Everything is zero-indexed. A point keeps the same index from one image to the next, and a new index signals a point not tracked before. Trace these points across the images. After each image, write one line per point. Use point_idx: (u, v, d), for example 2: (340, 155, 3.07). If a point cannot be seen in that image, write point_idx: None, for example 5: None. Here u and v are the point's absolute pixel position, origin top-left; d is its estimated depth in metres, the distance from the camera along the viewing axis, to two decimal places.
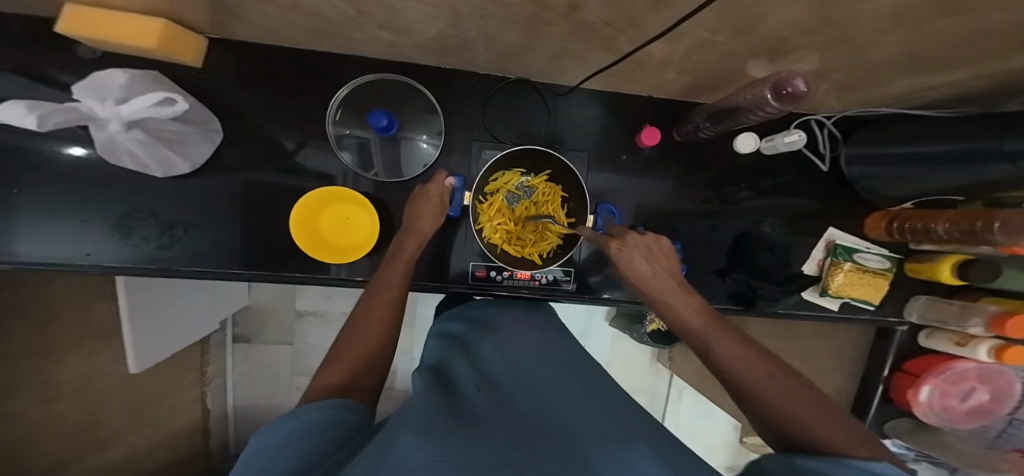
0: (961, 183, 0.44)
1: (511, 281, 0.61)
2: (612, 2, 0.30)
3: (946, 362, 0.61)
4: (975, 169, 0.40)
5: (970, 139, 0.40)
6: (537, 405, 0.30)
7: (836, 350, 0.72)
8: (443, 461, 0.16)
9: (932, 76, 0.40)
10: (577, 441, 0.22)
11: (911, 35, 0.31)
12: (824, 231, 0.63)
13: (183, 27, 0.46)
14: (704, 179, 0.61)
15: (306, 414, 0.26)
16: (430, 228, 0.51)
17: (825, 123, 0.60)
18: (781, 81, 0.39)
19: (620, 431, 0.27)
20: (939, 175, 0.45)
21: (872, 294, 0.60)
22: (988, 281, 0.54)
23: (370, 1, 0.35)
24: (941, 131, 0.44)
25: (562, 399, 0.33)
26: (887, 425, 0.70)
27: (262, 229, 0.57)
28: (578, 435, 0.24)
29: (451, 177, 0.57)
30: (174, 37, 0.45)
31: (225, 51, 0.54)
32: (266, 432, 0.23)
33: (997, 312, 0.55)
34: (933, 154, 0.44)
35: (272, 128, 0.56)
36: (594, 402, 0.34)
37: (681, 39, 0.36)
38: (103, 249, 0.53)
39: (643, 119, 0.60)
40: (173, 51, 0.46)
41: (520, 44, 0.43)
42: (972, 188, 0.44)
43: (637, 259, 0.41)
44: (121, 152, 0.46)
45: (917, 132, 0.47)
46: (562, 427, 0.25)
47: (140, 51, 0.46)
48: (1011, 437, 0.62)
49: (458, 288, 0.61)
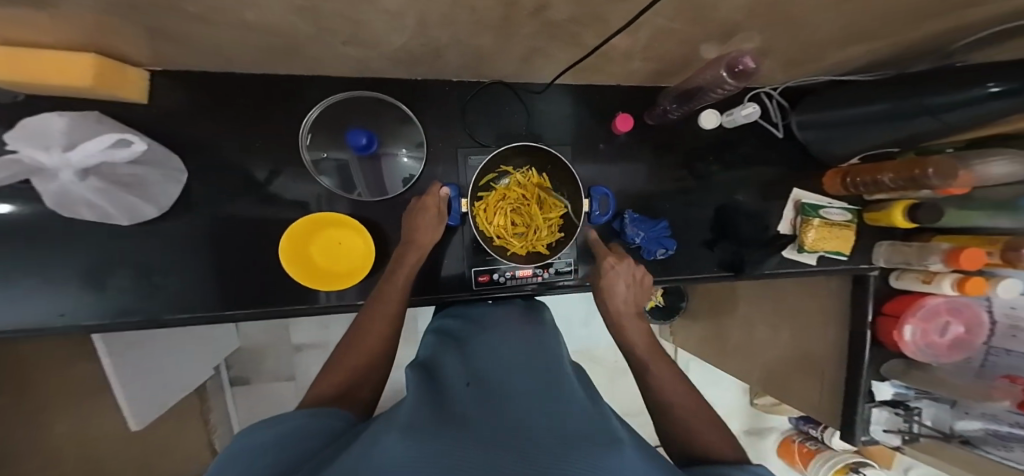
0: (897, 136, 0.50)
1: (514, 281, 0.61)
2: (577, 0, 0.32)
3: (919, 300, 0.66)
4: (902, 118, 0.46)
5: (897, 99, 0.46)
6: (519, 398, 0.32)
7: (824, 303, 0.77)
8: (423, 454, 0.17)
9: (855, 43, 0.45)
10: (553, 431, 0.25)
11: (834, 13, 0.36)
12: (790, 193, 0.67)
13: (116, 61, 0.45)
14: (676, 158, 0.64)
15: (283, 422, 0.27)
16: (431, 239, 0.51)
17: (773, 94, 0.66)
18: (732, 59, 0.44)
19: (605, 429, 0.27)
20: (879, 132, 0.51)
21: (842, 246, 0.64)
22: (933, 222, 0.59)
23: (333, 15, 0.36)
24: (875, 91, 0.49)
25: (544, 393, 0.34)
26: (883, 368, 0.73)
27: (243, 266, 0.54)
28: (554, 432, 0.25)
29: (446, 186, 0.57)
30: (108, 70, 0.43)
31: (179, 84, 0.52)
32: (247, 432, 0.25)
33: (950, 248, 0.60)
34: (874, 113, 0.49)
35: (243, 159, 0.55)
36: (578, 398, 0.35)
37: (641, 30, 0.40)
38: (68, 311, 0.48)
39: (611, 108, 0.63)
40: (110, 87, 0.44)
41: (490, 48, 0.45)
42: (907, 139, 0.49)
43: (620, 282, 0.52)
44: (78, 202, 0.42)
45: (853, 96, 0.53)
46: (537, 414, 0.28)
47: (78, 93, 0.44)
48: (996, 364, 0.65)
49: (461, 295, 0.60)
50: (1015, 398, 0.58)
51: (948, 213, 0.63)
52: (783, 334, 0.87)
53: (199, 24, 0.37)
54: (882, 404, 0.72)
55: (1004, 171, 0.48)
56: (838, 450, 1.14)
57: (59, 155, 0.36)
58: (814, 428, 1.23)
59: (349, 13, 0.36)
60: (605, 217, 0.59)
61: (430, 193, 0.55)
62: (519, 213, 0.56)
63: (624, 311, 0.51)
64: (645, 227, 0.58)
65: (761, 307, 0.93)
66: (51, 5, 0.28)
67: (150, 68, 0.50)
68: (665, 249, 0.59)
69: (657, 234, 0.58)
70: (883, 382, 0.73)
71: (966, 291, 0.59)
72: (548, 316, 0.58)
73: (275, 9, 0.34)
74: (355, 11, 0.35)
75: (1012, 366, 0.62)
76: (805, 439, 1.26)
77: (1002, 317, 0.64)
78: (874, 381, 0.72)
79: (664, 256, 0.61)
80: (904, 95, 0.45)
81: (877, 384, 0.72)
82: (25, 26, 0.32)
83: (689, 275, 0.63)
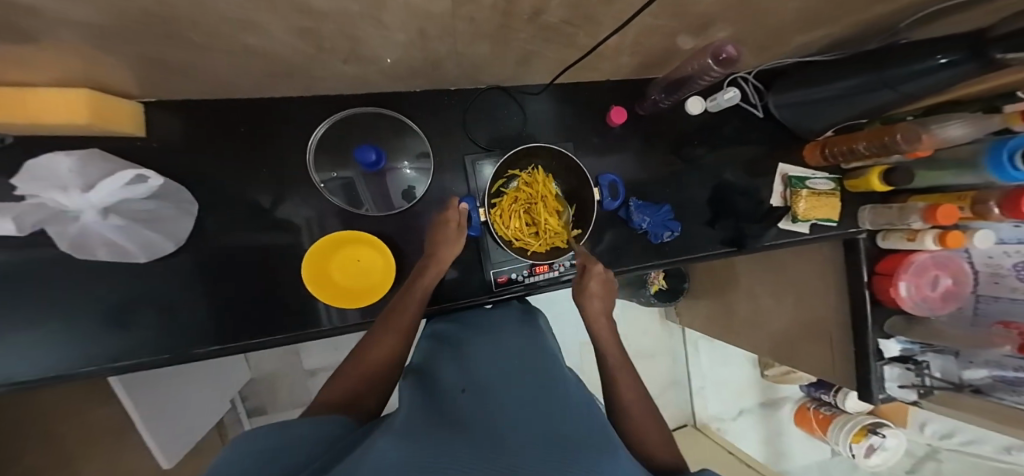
0: (877, 104, 0.54)
1: (533, 279, 0.63)
2: (571, 3, 0.35)
3: (908, 257, 0.70)
4: (880, 87, 0.51)
5: (871, 72, 0.50)
6: (510, 407, 0.34)
7: (822, 268, 0.80)
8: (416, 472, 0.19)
9: (818, 25, 0.50)
10: (546, 438, 0.28)
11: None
12: (777, 168, 0.71)
13: (107, 94, 0.44)
14: (667, 144, 0.68)
15: (287, 430, 0.29)
16: (453, 252, 0.53)
17: (749, 78, 0.70)
18: (716, 48, 0.48)
19: (588, 433, 0.30)
20: (859, 103, 0.55)
21: (831, 212, 0.68)
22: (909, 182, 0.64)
23: (333, 35, 0.38)
24: (848, 67, 0.53)
25: (534, 399, 0.36)
26: (886, 325, 0.76)
27: (258, 293, 0.55)
28: (539, 441, 0.27)
29: (463, 200, 0.60)
30: (99, 104, 0.42)
31: (174, 114, 0.52)
32: (252, 437, 0.28)
33: (925, 206, 0.64)
34: (851, 86, 0.54)
35: (249, 185, 0.55)
36: (567, 400, 0.38)
37: (629, 27, 0.43)
38: (83, 355, 0.47)
39: (602, 103, 0.66)
40: (104, 121, 0.43)
41: (488, 54, 0.48)
42: (886, 106, 0.54)
43: (593, 285, 0.53)
44: (95, 242, 0.45)
45: (826, 74, 0.57)
46: (531, 420, 0.31)
47: (72, 130, 0.43)
48: (987, 311, 0.68)
49: (483, 298, 0.62)
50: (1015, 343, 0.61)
51: (919, 174, 0.67)
52: (785, 302, 0.90)
53: (201, 52, 0.37)
54: (891, 362, 0.75)
55: (958, 134, 0.54)
56: (852, 413, 1.20)
57: (81, 198, 0.40)
58: (826, 394, 1.27)
59: (349, 31, 0.37)
60: (615, 202, 0.63)
61: (450, 206, 0.56)
62: (531, 214, 0.61)
63: (597, 311, 0.53)
64: (650, 212, 0.62)
65: (762, 278, 0.96)
66: (66, 44, 0.29)
67: (144, 99, 0.50)
68: (671, 231, 0.63)
69: (661, 218, 0.62)
70: (889, 339, 0.76)
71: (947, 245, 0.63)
72: (543, 322, 0.59)
73: (276, 34, 0.35)
74: (355, 30, 0.37)
75: (1004, 311, 0.66)
76: (820, 405, 1.30)
77: (982, 266, 0.69)
78: (881, 340, 0.75)
79: (671, 237, 0.64)
80: (879, 67, 0.49)
81: (884, 342, 0.75)
82: (32, 69, 0.32)
83: (695, 254, 0.66)
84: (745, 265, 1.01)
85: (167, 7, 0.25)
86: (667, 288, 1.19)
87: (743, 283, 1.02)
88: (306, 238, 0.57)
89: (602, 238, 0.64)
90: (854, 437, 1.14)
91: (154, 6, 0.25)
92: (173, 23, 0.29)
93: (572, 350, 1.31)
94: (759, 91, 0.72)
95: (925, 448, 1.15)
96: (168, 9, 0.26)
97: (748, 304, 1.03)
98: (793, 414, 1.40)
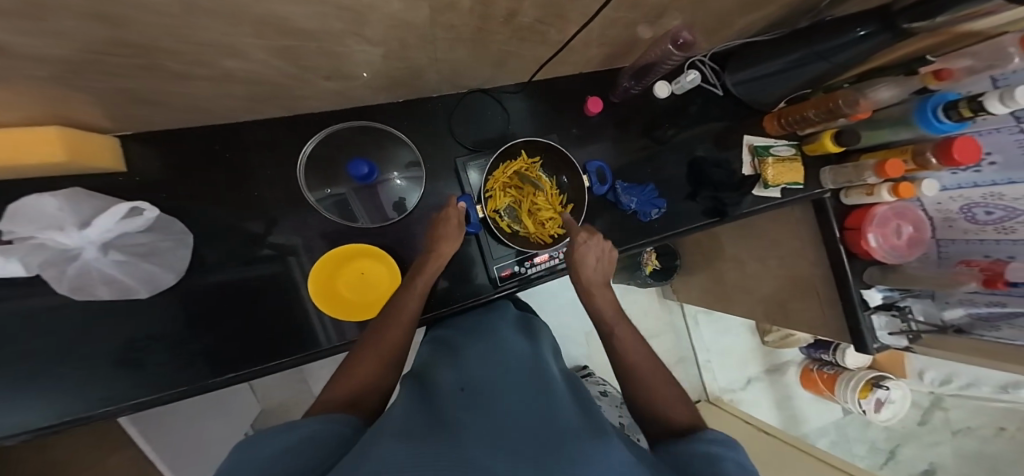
0: (818, 73, 0.60)
1: (535, 270, 0.64)
2: (540, 3, 0.39)
3: (870, 211, 0.75)
4: (817, 59, 0.57)
5: (810, 46, 0.57)
6: (506, 406, 0.35)
7: (796, 229, 0.86)
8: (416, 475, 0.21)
9: (755, 6, 0.56)
10: (540, 436, 0.29)
11: None
12: (743, 139, 0.76)
13: (80, 128, 0.42)
14: (641, 128, 0.72)
15: (296, 431, 0.31)
16: (450, 248, 0.54)
17: (706, 61, 0.75)
18: (674, 34, 0.54)
19: (579, 428, 0.32)
20: (803, 75, 0.61)
21: (797, 176, 0.74)
22: (856, 143, 0.70)
23: (318, 54, 0.39)
24: (789, 45, 0.60)
25: (529, 397, 0.38)
26: (866, 276, 0.79)
27: (260, 318, 0.54)
28: (534, 441, 0.29)
29: (461, 199, 0.61)
30: (73, 138, 0.40)
31: (151, 146, 0.51)
32: (257, 439, 0.29)
33: (876, 163, 0.69)
34: (793, 60, 0.60)
35: (238, 209, 0.54)
36: (561, 395, 0.39)
37: (594, 20, 0.47)
38: (69, 407, 0.44)
39: (576, 96, 0.70)
40: (82, 157, 0.41)
41: (466, 58, 0.51)
42: (826, 74, 0.60)
43: (592, 257, 0.57)
44: (95, 280, 0.44)
45: (772, 52, 0.63)
46: (523, 414, 0.34)
47: (49, 168, 0.41)
48: (950, 253, 0.74)
49: (490, 295, 0.63)
50: (978, 278, 0.66)
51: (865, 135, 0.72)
52: (771, 263, 0.95)
53: (186, 81, 0.38)
54: (878, 310, 0.78)
55: (887, 96, 0.62)
56: (854, 369, 1.25)
57: (77, 234, 0.40)
58: (825, 354, 1.31)
59: (334, 49, 0.39)
60: (604, 186, 0.66)
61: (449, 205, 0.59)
62: (525, 208, 0.64)
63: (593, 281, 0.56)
64: (637, 193, 0.67)
65: (746, 244, 1.01)
66: (55, 80, 0.29)
67: (121, 133, 0.49)
68: (658, 208, 0.68)
69: (648, 197, 0.67)
70: (871, 289, 0.79)
71: (901, 195, 0.69)
72: (537, 327, 0.61)
73: (264, 57, 0.37)
74: (340, 46, 0.39)
75: (963, 252, 0.72)
76: (822, 365, 1.35)
77: (934, 212, 0.75)
78: (865, 291, 0.79)
79: (659, 214, 0.69)
80: (817, 41, 0.56)
81: (868, 292, 0.79)
82: (15, 112, 0.32)
83: (682, 226, 0.70)
84: (727, 235, 1.06)
85: (154, 34, 0.26)
86: (661, 267, 1.22)
87: (729, 252, 1.07)
88: (303, 256, 0.57)
89: (596, 221, 0.67)
90: (861, 392, 1.18)
91: (144, 34, 0.26)
92: (160, 50, 0.30)
93: (580, 341, 1.32)
94: (716, 73, 0.76)
95: (929, 398, 1.18)
96: (160, 36, 0.27)
97: (737, 270, 1.07)
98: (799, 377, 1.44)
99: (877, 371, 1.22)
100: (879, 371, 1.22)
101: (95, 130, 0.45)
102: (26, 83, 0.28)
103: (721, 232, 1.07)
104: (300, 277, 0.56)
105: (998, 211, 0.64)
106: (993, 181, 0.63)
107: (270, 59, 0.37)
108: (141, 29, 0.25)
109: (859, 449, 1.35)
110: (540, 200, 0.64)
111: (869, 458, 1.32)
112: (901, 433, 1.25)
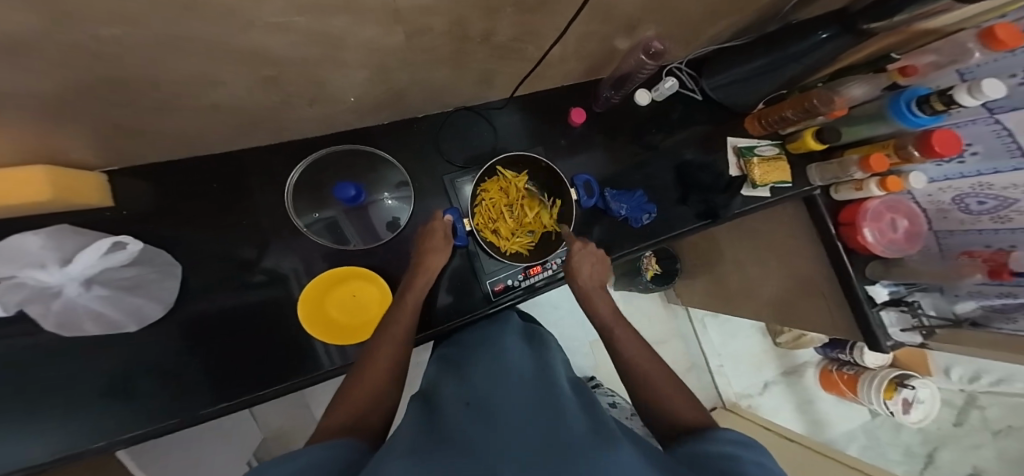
0: (790, 74, 0.62)
1: (529, 281, 0.63)
2: (514, 21, 0.42)
3: (862, 205, 0.74)
4: (788, 61, 0.59)
5: (769, 54, 0.61)
6: (513, 414, 0.33)
7: (791, 227, 0.85)
8: None
9: (722, 12, 0.58)
10: (553, 444, 0.27)
11: None
12: (727, 141, 0.77)
13: (67, 168, 0.42)
14: (627, 136, 0.74)
15: (296, 459, 0.28)
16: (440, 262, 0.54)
17: (681, 67, 0.76)
18: (646, 44, 0.59)
19: (587, 431, 0.30)
20: (771, 78, 0.64)
21: (785, 175, 0.74)
22: (838, 139, 0.70)
23: (301, 80, 0.40)
24: (757, 50, 0.63)
25: (536, 403, 0.36)
26: (867, 271, 0.77)
27: (239, 349, 0.51)
28: (542, 447, 0.27)
29: (448, 212, 0.61)
30: (61, 175, 0.40)
31: (138, 180, 0.51)
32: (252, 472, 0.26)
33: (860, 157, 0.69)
34: (762, 65, 0.63)
35: (225, 237, 0.54)
36: (568, 400, 0.37)
37: (568, 36, 0.50)
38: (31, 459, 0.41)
39: (559, 109, 0.72)
40: (67, 193, 0.41)
41: (450, 77, 0.53)
42: (797, 74, 0.63)
43: (586, 263, 0.58)
44: (82, 317, 0.42)
45: (741, 57, 0.66)
46: (529, 422, 0.32)
47: (34, 207, 0.40)
48: (950, 245, 0.74)
49: (485, 311, 0.61)
50: (982, 269, 0.65)
51: (846, 131, 0.72)
52: (771, 263, 0.94)
53: (174, 114, 0.39)
54: (886, 306, 0.77)
55: (859, 93, 0.64)
56: (874, 368, 1.18)
57: (59, 272, 0.38)
58: (843, 353, 1.25)
59: (317, 75, 0.40)
60: (592, 199, 0.66)
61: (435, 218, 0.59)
62: (513, 218, 0.63)
63: (591, 288, 0.58)
64: (626, 200, 0.67)
65: (742, 244, 1.01)
66: (37, 120, 0.30)
67: (107, 169, 0.49)
68: (648, 214, 0.68)
69: (637, 203, 0.67)
70: (876, 285, 0.78)
71: (890, 189, 0.68)
72: (541, 334, 0.59)
73: (248, 88, 0.38)
74: (322, 73, 0.40)
75: (965, 243, 0.71)
76: (840, 366, 1.29)
77: (927, 203, 0.74)
78: (868, 287, 0.77)
79: (649, 220, 0.69)
80: (783, 45, 0.58)
81: (873, 289, 0.77)
82: (4, 152, 0.33)
83: (675, 231, 0.70)
84: (723, 239, 1.06)
85: (138, 69, 0.27)
86: (662, 271, 1.22)
87: (726, 254, 1.07)
88: (296, 281, 0.56)
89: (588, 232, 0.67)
90: (885, 392, 1.13)
91: (125, 70, 0.27)
92: (142, 85, 0.31)
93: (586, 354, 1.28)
94: (692, 78, 0.77)
95: (962, 396, 1.12)
96: (151, 75, 0.29)
97: (738, 272, 1.06)
98: (818, 380, 1.38)
99: (899, 369, 1.16)
100: (901, 369, 1.16)
101: (82, 167, 0.45)
102: (17, 122, 0.29)
103: (717, 234, 1.07)
104: (285, 304, 0.54)
105: (990, 201, 0.63)
106: (977, 172, 0.63)
107: (254, 88, 0.39)
108: (122, 65, 0.26)
109: (893, 454, 1.25)
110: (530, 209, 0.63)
111: (906, 464, 1.22)
112: (937, 435, 1.18)
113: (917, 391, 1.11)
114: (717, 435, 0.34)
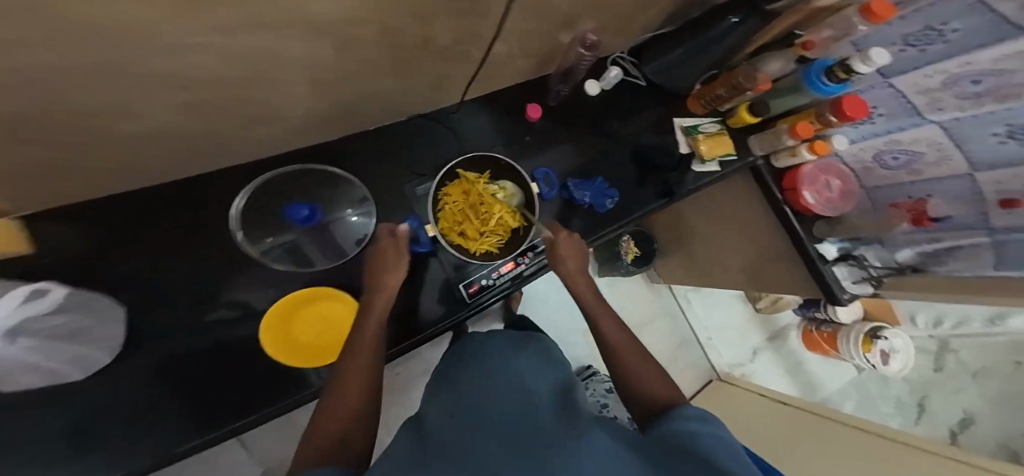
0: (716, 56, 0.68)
1: (504, 278, 0.64)
2: (452, 24, 0.43)
3: (798, 171, 0.81)
4: (712, 44, 0.66)
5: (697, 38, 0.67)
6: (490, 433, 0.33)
7: (743, 197, 0.92)
8: None
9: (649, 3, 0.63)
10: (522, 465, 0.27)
11: None
12: (674, 122, 0.81)
13: None
14: (586, 125, 0.77)
15: None
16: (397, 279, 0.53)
17: (624, 56, 0.80)
18: (581, 37, 0.62)
19: (556, 443, 0.30)
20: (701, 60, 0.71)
21: (729, 148, 0.80)
22: (767, 110, 0.77)
23: (239, 103, 0.39)
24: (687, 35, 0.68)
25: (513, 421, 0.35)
26: (815, 230, 0.82)
27: (205, 386, 0.49)
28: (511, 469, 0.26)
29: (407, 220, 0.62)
30: None
31: (65, 224, 0.47)
32: None
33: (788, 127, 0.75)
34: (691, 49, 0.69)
35: (178, 274, 0.50)
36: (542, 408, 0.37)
37: (509, 35, 0.52)
38: None
39: (516, 106, 0.74)
40: None
41: (399, 84, 0.53)
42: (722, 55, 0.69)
43: (568, 254, 0.60)
44: (15, 374, 0.38)
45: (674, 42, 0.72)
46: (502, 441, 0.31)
47: None
48: (878, 199, 0.82)
49: (463, 313, 0.61)
50: (907, 218, 0.74)
51: (774, 104, 0.77)
52: (733, 233, 1.00)
53: (100, 153, 0.37)
54: (838, 262, 0.83)
55: (774, 67, 0.73)
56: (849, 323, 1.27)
57: None
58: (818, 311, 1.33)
59: (255, 96, 0.39)
60: (554, 190, 0.69)
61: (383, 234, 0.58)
62: (475, 219, 0.62)
63: (574, 273, 0.59)
64: (588, 188, 0.70)
65: (706, 217, 1.07)
66: None
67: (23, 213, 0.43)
68: (610, 198, 0.71)
69: (599, 190, 0.70)
70: (825, 243, 0.83)
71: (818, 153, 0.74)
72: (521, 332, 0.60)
73: (181, 118, 0.37)
74: (260, 92, 0.39)
75: (890, 196, 0.80)
76: (819, 324, 1.37)
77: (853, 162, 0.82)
78: (818, 246, 0.82)
79: (613, 204, 0.72)
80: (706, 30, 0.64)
81: (822, 246, 0.82)
82: None
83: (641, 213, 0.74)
84: (689, 215, 1.13)
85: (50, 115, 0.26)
86: (641, 253, 1.28)
87: (694, 228, 1.13)
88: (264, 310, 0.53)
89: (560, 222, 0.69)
90: (863, 346, 1.23)
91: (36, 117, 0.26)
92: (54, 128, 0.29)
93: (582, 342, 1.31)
94: (635, 65, 0.81)
95: (936, 343, 1.31)
96: (75, 116, 0.28)
97: (706, 243, 1.12)
98: (801, 340, 1.46)
99: (873, 321, 1.26)
100: (874, 321, 1.26)
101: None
102: None
103: (684, 210, 1.13)
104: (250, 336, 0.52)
105: (902, 156, 0.71)
106: (887, 131, 0.70)
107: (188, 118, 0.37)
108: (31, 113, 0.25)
109: (886, 407, 1.38)
110: (491, 208, 0.63)
111: (899, 415, 1.35)
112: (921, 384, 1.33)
113: (893, 342, 1.24)
114: (680, 413, 0.36)
